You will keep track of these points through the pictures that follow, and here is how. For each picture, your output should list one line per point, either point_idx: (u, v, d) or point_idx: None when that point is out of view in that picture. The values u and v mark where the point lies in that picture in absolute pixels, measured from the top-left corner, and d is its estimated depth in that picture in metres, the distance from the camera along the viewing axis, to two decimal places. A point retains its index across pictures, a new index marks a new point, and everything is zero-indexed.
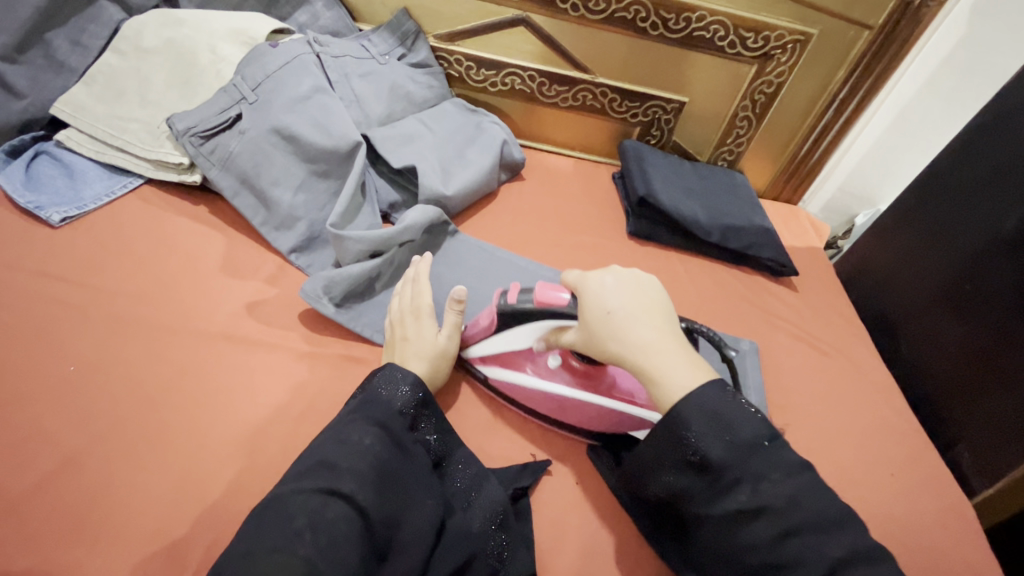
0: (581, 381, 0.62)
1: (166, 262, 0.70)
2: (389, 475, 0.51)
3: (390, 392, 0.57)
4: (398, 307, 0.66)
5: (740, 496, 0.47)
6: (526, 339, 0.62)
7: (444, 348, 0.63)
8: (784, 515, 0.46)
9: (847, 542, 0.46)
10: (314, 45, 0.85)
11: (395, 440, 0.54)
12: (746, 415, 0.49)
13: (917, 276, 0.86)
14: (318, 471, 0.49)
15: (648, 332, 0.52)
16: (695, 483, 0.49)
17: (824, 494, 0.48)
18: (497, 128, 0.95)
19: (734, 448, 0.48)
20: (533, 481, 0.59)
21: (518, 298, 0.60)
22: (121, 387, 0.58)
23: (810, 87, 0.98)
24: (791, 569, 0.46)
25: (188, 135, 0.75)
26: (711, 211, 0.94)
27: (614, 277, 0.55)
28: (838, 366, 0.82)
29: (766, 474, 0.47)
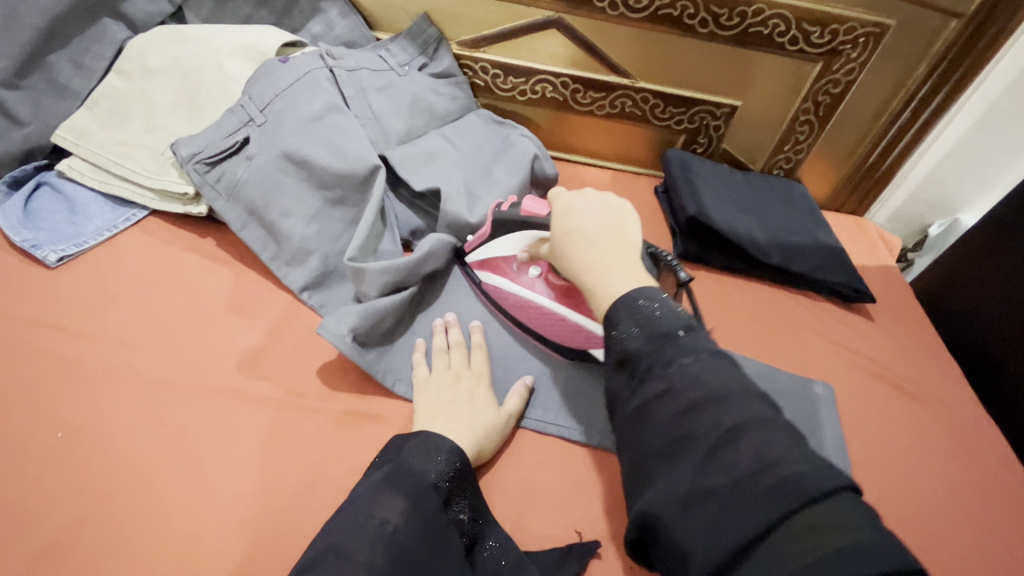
0: (557, 295, 0.63)
1: (168, 306, 0.64)
2: (413, 566, 0.43)
3: (421, 462, 0.49)
4: (445, 366, 0.60)
5: (652, 381, 0.44)
6: (512, 245, 0.66)
7: (503, 422, 0.57)
8: (686, 390, 0.42)
9: (748, 412, 0.40)
10: (327, 57, 0.77)
11: (427, 525, 0.45)
12: (664, 305, 0.47)
13: (1016, 297, 0.75)
14: (330, 562, 0.41)
15: (598, 246, 0.53)
16: (618, 379, 0.47)
17: (741, 380, 0.43)
18: (528, 141, 0.86)
19: (644, 329, 0.46)
20: (579, 570, 0.50)
21: (507, 208, 0.66)
22: (115, 456, 0.52)
23: (884, 85, 0.86)
24: (690, 445, 0.40)
25: (193, 163, 0.69)
26: (771, 229, 0.83)
27: (584, 196, 0.57)
28: (928, 411, 0.71)
29: (677, 355, 0.44)
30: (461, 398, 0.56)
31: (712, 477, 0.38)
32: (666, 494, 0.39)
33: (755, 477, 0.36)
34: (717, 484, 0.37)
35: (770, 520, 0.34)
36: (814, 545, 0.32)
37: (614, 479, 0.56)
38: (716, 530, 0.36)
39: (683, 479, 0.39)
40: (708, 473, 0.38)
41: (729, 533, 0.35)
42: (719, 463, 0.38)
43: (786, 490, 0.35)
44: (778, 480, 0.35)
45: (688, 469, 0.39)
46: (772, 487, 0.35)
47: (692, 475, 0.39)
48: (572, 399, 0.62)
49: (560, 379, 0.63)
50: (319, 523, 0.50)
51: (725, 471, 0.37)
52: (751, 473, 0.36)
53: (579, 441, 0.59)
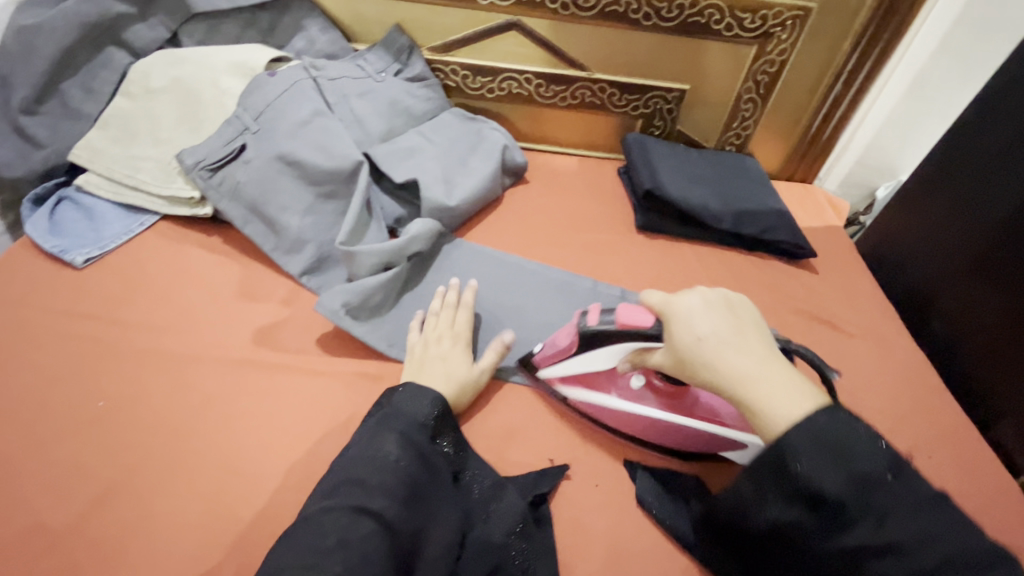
0: (668, 404, 0.59)
1: (184, 295, 0.72)
2: (417, 486, 0.52)
3: (411, 407, 0.57)
4: (432, 328, 0.67)
5: (869, 536, 0.41)
6: (607, 360, 0.60)
7: (478, 377, 0.64)
8: (917, 556, 0.40)
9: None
10: (310, 69, 0.86)
11: (420, 454, 0.54)
12: (868, 445, 0.42)
13: (942, 241, 0.82)
14: (347, 487, 0.50)
15: (742, 359, 0.48)
16: (811, 520, 0.42)
17: (961, 531, 0.41)
18: (498, 134, 0.95)
19: (859, 481, 0.41)
20: (553, 487, 0.58)
21: (597, 321, 0.59)
22: (148, 419, 0.60)
23: (816, 62, 0.95)
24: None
25: (198, 169, 0.78)
26: (721, 197, 0.92)
27: (701, 300, 0.52)
28: (866, 346, 0.79)
29: (894, 510, 0.41)
30: (443, 355, 0.64)
31: None
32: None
33: None
34: None
35: None
36: None
37: (585, 419, 0.65)
38: None
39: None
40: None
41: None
42: None
43: None
44: None
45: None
46: None
47: None
48: None
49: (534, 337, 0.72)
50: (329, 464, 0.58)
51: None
52: None
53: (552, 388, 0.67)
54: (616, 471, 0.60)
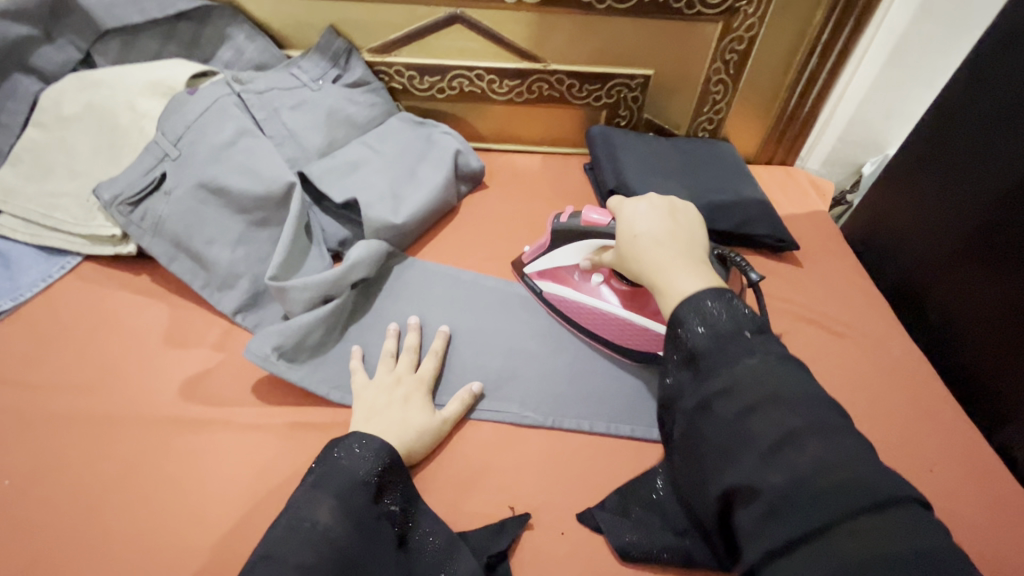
0: (624, 300, 0.66)
1: (106, 345, 0.66)
2: (347, 562, 0.45)
3: (352, 463, 0.50)
4: (388, 371, 0.61)
5: (714, 378, 0.43)
6: (574, 256, 0.67)
7: (440, 427, 0.58)
8: (746, 389, 0.41)
9: (810, 415, 0.39)
10: (235, 83, 0.79)
11: (356, 520, 0.47)
12: (733, 310, 0.46)
13: (931, 223, 0.75)
14: (263, 569, 0.43)
15: (665, 247, 0.53)
16: (679, 376, 0.46)
17: (806, 384, 0.41)
18: (449, 138, 0.88)
19: (712, 332, 0.45)
20: (512, 542, 0.52)
21: (568, 218, 0.67)
22: (62, 495, 0.55)
23: (788, 36, 0.88)
24: (746, 445, 0.40)
25: (116, 205, 0.71)
26: (693, 190, 0.85)
27: (648, 204, 0.57)
28: (854, 344, 0.73)
29: (741, 355, 0.43)
30: (398, 398, 0.58)
31: (773, 476, 0.37)
32: (728, 490, 0.40)
33: (812, 479, 0.36)
34: (776, 481, 0.37)
35: (828, 522, 0.35)
36: (858, 541, 0.34)
37: (549, 454, 0.59)
38: (775, 524, 0.36)
39: (742, 473, 0.39)
40: (768, 470, 0.38)
41: (794, 526, 0.35)
42: (781, 462, 0.38)
43: (849, 494, 0.35)
44: (835, 486, 0.36)
45: (748, 464, 0.39)
46: (833, 490, 0.36)
47: (754, 472, 0.38)
48: (505, 381, 0.65)
49: (493, 363, 0.66)
50: (262, 533, 0.52)
51: (785, 469, 0.37)
52: (813, 475, 0.36)
53: (513, 422, 0.61)
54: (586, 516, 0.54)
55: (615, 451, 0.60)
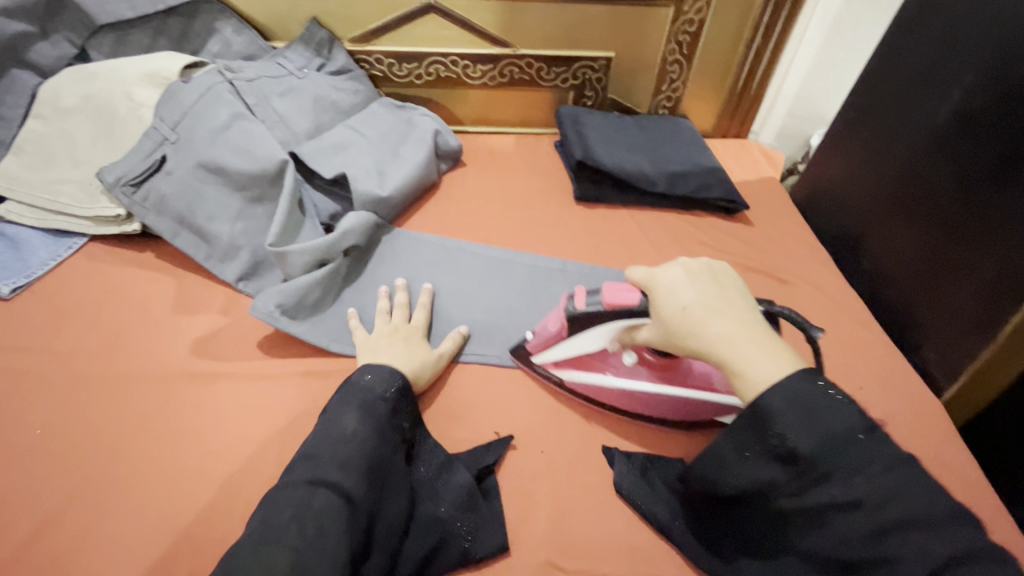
0: (660, 376, 0.61)
1: (119, 313, 0.72)
2: (373, 460, 0.52)
3: (372, 384, 0.57)
4: (386, 323, 0.68)
5: (833, 489, 0.43)
6: (600, 340, 0.60)
7: (437, 362, 0.65)
8: (881, 509, 0.42)
9: (961, 541, 0.40)
10: (226, 72, 0.84)
11: (379, 428, 0.54)
12: (836, 406, 0.44)
13: (864, 180, 0.84)
14: (306, 463, 0.51)
15: (727, 325, 0.49)
16: (781, 475, 0.45)
17: (929, 491, 0.42)
18: (428, 120, 0.95)
19: (824, 440, 0.43)
20: (498, 458, 0.59)
21: (585, 304, 0.59)
22: (89, 440, 0.60)
23: (734, 17, 0.97)
24: (888, 566, 0.42)
25: (120, 186, 0.76)
26: (654, 161, 0.94)
27: (685, 271, 0.53)
28: (797, 289, 0.82)
29: (861, 465, 0.42)
30: (399, 342, 0.65)
31: None
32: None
33: None
34: None
35: None
36: None
37: (529, 390, 0.66)
38: None
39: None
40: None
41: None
42: None
43: None
44: None
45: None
46: None
47: None
48: (488, 332, 0.72)
49: (477, 318, 0.73)
50: (274, 464, 0.59)
51: None
52: None
53: (496, 363, 0.68)
54: (562, 438, 0.62)
55: None
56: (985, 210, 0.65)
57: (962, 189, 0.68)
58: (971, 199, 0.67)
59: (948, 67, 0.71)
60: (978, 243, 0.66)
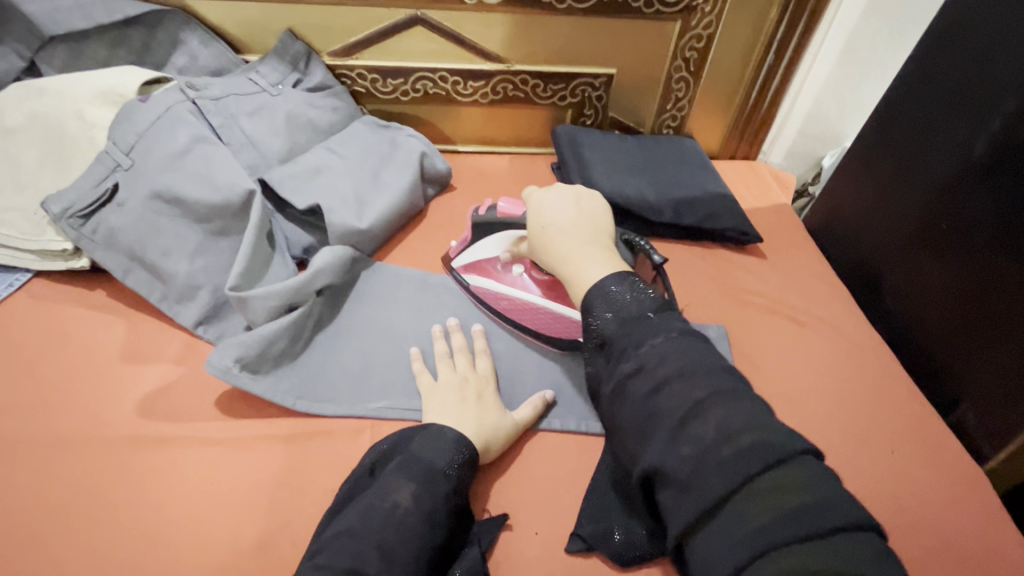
0: (542, 289, 0.67)
1: (60, 362, 0.64)
2: (420, 547, 0.46)
3: (430, 454, 0.51)
4: (451, 371, 0.62)
5: (625, 361, 0.46)
6: (496, 247, 0.69)
7: (513, 422, 0.58)
8: (656, 367, 0.44)
9: (714, 385, 0.42)
10: (189, 89, 0.76)
11: (431, 511, 0.48)
12: (637, 294, 0.50)
13: (887, 210, 0.77)
14: (343, 542, 0.45)
15: (572, 238, 0.57)
16: (597, 362, 0.50)
17: (706, 356, 0.45)
18: (414, 141, 0.87)
19: (617, 315, 0.49)
20: (490, 544, 0.52)
21: (485, 211, 0.70)
22: (15, 520, 0.52)
23: (744, 32, 0.90)
24: (657, 420, 0.43)
25: (66, 218, 0.68)
26: (658, 187, 0.86)
27: (554, 194, 0.61)
28: (817, 332, 0.75)
29: (648, 336, 0.46)
30: (469, 396, 0.59)
31: (681, 449, 0.40)
32: (648, 470, 0.42)
33: (719, 446, 0.39)
34: (685, 454, 0.40)
35: (732, 485, 0.38)
36: (769, 505, 0.37)
37: (521, 454, 0.59)
38: (685, 501, 0.39)
39: (656, 450, 0.42)
40: (677, 445, 0.41)
41: (702, 497, 0.38)
42: (688, 435, 0.41)
43: (749, 457, 0.38)
44: (741, 449, 0.38)
45: (660, 443, 0.42)
46: (735, 454, 0.38)
47: (665, 448, 0.41)
48: None
49: None
50: (227, 550, 0.51)
51: (692, 442, 0.40)
52: (716, 443, 0.39)
53: None
54: (558, 513, 0.54)
55: (586, 450, 0.59)
56: None
57: (1002, 228, 0.62)
58: (1013, 241, 0.60)
59: (986, 95, 0.64)
60: (1021, 291, 0.59)
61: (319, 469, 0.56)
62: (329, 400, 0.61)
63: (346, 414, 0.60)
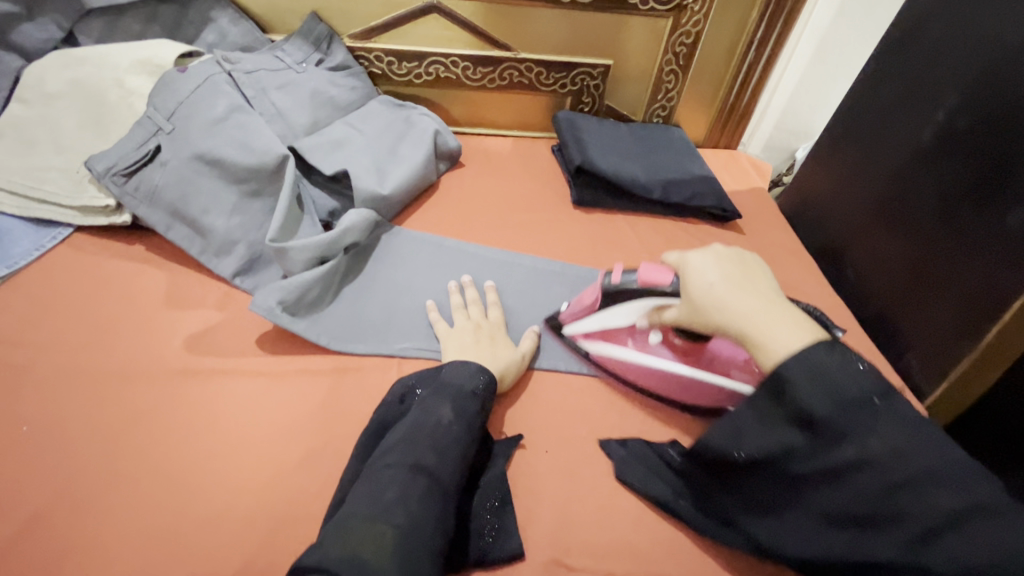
0: (682, 356, 0.66)
1: (109, 306, 0.70)
2: (465, 450, 0.52)
3: (461, 379, 0.58)
4: (466, 318, 0.69)
5: (844, 448, 0.45)
6: (629, 314, 0.67)
7: (520, 360, 0.66)
8: (888, 466, 0.43)
9: (966, 496, 0.42)
10: (223, 63, 0.82)
11: (470, 423, 0.54)
12: (852, 369, 0.46)
13: (850, 192, 0.87)
14: (402, 447, 0.50)
15: (751, 302, 0.53)
16: (798, 438, 0.47)
17: (942, 451, 0.43)
18: (428, 119, 0.95)
19: (839, 400, 0.45)
20: (507, 459, 0.59)
21: (621, 278, 0.67)
22: (81, 438, 0.58)
23: (728, 31, 1.00)
24: (898, 523, 0.43)
25: (110, 176, 0.74)
26: (650, 168, 0.95)
27: (712, 256, 0.58)
28: (787, 296, 0.85)
29: (874, 427, 0.44)
30: (482, 338, 0.66)
31: (933, 559, 0.42)
32: (876, 561, 0.44)
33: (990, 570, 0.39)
34: (941, 565, 0.41)
35: None
36: None
37: (531, 389, 0.67)
38: None
39: (894, 549, 0.43)
40: (927, 552, 0.42)
41: None
42: (940, 547, 0.42)
43: None
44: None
45: (897, 542, 0.43)
46: None
47: (904, 551, 0.43)
48: None
49: None
50: (275, 462, 0.58)
51: (946, 556, 0.41)
52: (983, 563, 0.40)
53: None
54: (565, 438, 0.62)
55: (589, 388, 0.68)
56: (965, 224, 0.69)
57: (942, 204, 0.72)
58: (952, 214, 0.70)
59: (933, 88, 0.74)
60: (958, 254, 0.69)
61: (353, 398, 0.63)
62: (358, 341, 0.68)
63: (374, 352, 0.67)
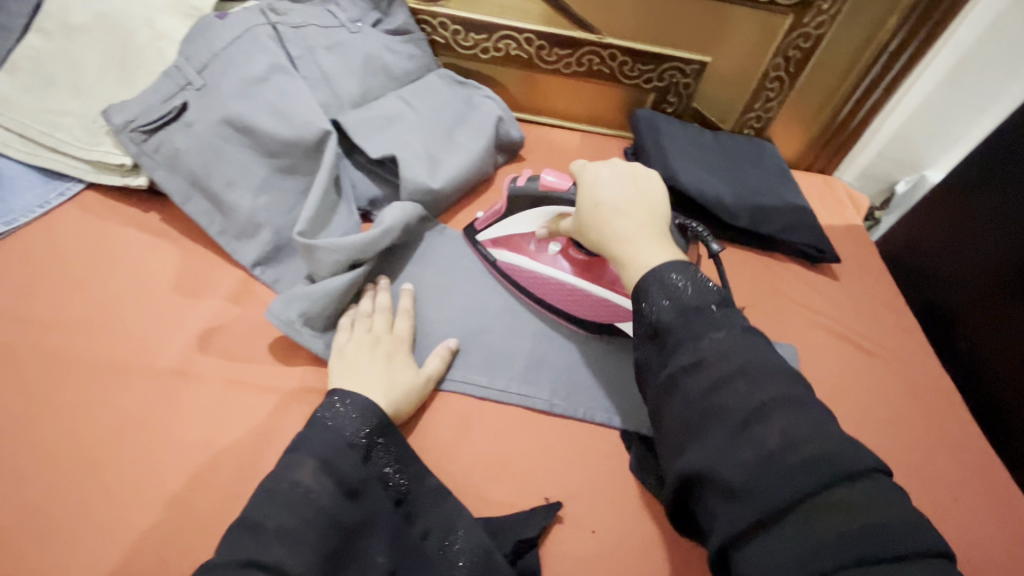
0: (580, 269, 0.64)
1: (111, 283, 0.61)
2: (331, 527, 0.43)
3: (336, 424, 0.49)
4: (366, 330, 0.58)
5: (681, 354, 0.42)
6: (531, 223, 0.64)
7: (422, 384, 0.56)
8: (715, 363, 0.41)
9: (783, 387, 0.39)
10: (269, 13, 0.71)
11: (342, 482, 0.46)
12: (698, 283, 0.45)
13: (978, 254, 0.75)
14: (241, 534, 0.41)
15: (630, 218, 0.51)
16: (645, 352, 0.46)
17: (771, 360, 0.41)
18: (491, 103, 0.82)
19: (677, 305, 0.44)
20: (541, 531, 0.51)
21: (526, 182, 0.63)
22: (59, 443, 0.50)
23: (855, 38, 0.84)
24: (716, 420, 0.39)
25: (127, 132, 0.64)
26: (737, 189, 0.82)
27: (611, 170, 0.55)
28: (884, 362, 0.73)
29: (708, 329, 0.43)
30: (380, 356, 0.56)
31: (740, 452, 0.36)
32: (689, 467, 0.38)
33: (781, 455, 0.35)
34: (745, 458, 0.36)
35: (799, 494, 0.34)
36: (838, 518, 0.33)
37: (579, 448, 0.57)
38: (740, 508, 0.35)
39: (707, 455, 0.38)
40: (737, 449, 0.37)
41: (760, 504, 0.34)
42: (749, 440, 0.37)
43: (821, 467, 0.35)
44: (808, 458, 0.35)
45: (713, 444, 0.38)
46: (802, 464, 0.35)
47: (719, 451, 0.37)
48: (536, 366, 0.62)
49: (525, 345, 0.64)
50: None
51: (754, 446, 0.36)
52: (779, 450, 0.36)
53: (542, 409, 0.59)
54: (615, 515, 0.53)
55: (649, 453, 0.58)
56: None
57: None
58: None
59: None
60: None
61: None
62: None
63: None
